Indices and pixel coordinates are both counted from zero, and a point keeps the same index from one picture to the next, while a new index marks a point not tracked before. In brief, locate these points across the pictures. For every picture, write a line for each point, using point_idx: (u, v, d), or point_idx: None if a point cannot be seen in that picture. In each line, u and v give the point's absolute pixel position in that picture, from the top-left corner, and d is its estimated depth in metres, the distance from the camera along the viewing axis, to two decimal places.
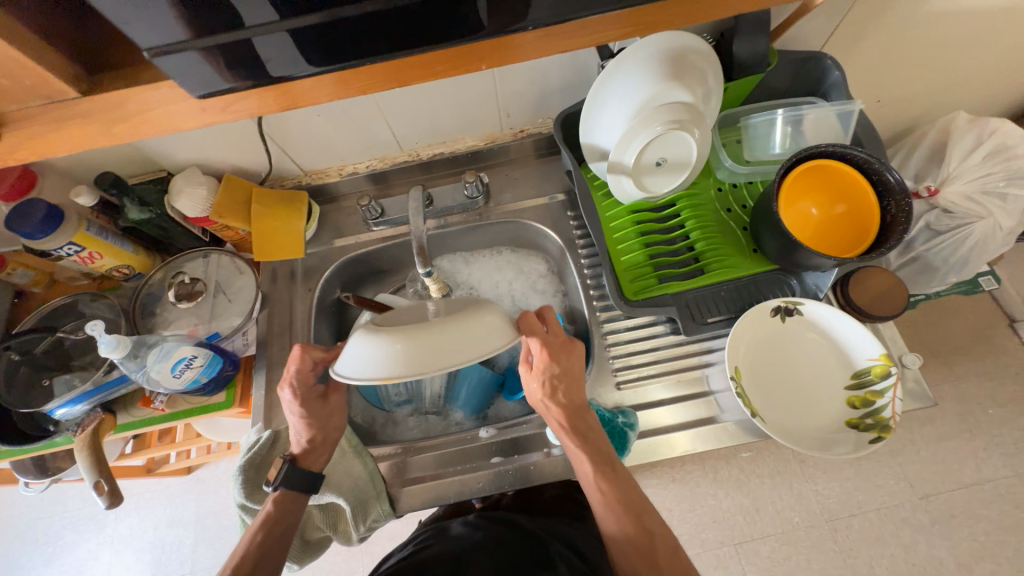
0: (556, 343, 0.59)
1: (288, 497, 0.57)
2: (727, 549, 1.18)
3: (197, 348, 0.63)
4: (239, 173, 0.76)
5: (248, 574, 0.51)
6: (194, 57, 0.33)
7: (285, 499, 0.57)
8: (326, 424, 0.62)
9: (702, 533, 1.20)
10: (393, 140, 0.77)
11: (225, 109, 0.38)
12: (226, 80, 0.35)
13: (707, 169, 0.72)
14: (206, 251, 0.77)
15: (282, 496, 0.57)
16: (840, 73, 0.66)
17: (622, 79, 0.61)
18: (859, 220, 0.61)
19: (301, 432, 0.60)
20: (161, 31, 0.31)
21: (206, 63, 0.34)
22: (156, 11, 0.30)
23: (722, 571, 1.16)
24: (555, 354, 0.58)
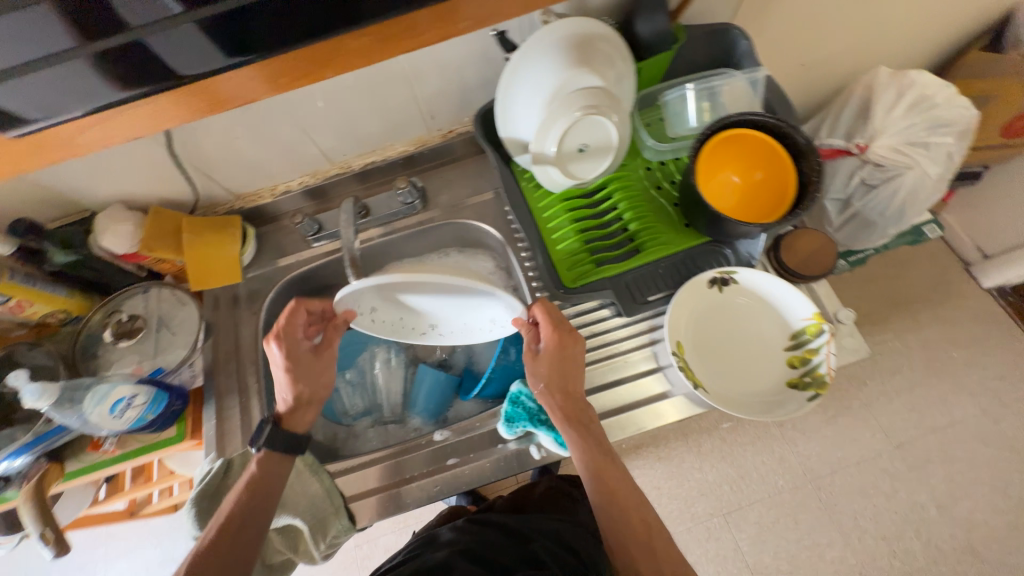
0: (562, 329, 0.60)
1: (272, 457, 0.58)
2: (718, 520, 1.18)
3: (135, 387, 0.62)
4: (166, 204, 0.75)
5: (238, 528, 0.53)
6: None
7: (269, 460, 0.58)
8: (315, 382, 0.63)
9: (691, 508, 1.20)
10: (321, 154, 0.77)
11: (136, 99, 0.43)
12: None
13: (634, 150, 0.73)
14: (145, 285, 0.75)
15: (265, 457, 0.58)
16: (748, 42, 0.66)
17: (532, 70, 0.61)
18: (778, 184, 0.62)
19: (286, 388, 0.61)
20: (52, 40, 0.38)
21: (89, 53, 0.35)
22: None
23: (715, 542, 1.17)
24: (563, 339, 0.60)
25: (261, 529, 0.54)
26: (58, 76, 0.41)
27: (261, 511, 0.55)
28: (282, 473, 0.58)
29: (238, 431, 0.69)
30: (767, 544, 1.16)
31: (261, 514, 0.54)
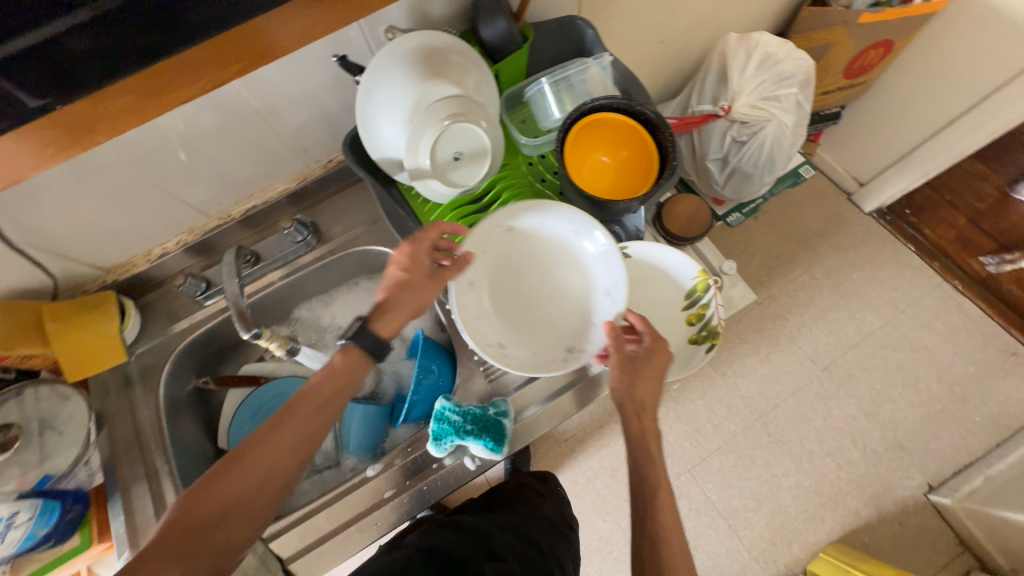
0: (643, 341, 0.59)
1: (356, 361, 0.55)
2: (684, 477, 1.22)
3: (14, 504, 0.56)
4: (20, 295, 0.67)
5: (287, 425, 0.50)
6: None
7: (350, 360, 0.55)
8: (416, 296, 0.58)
9: None
10: (192, 208, 0.72)
11: None
12: None
13: (512, 148, 0.75)
14: (18, 387, 0.67)
15: (348, 353, 0.55)
16: (592, 31, 0.70)
17: (387, 88, 0.61)
18: (643, 156, 0.66)
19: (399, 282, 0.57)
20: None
21: None
22: None
23: (686, 499, 1.21)
24: (645, 357, 0.58)
25: (297, 450, 0.51)
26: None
27: (302, 423, 0.51)
28: (358, 371, 0.55)
29: (154, 521, 0.64)
30: (732, 487, 1.22)
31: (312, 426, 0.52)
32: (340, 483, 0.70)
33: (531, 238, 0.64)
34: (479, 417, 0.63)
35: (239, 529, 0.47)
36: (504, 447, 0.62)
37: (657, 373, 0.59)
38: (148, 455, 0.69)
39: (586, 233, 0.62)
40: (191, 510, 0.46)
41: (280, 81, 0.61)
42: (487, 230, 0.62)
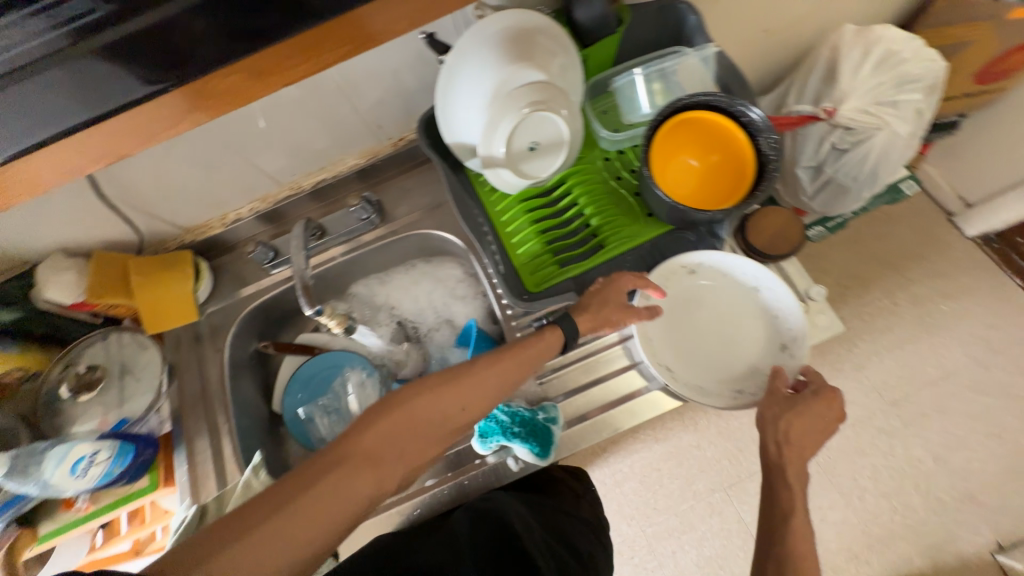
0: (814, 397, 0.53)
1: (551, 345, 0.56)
2: (719, 495, 1.14)
3: (97, 443, 0.60)
4: (112, 247, 0.72)
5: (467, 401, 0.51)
6: None
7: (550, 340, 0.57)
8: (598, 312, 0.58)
9: (692, 485, 1.16)
10: (267, 177, 0.73)
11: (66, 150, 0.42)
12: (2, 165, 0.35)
13: (590, 141, 0.70)
14: (103, 332, 0.73)
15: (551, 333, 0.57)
16: (696, 17, 0.63)
17: (470, 69, 0.58)
18: (736, 163, 0.59)
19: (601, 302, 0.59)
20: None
21: None
22: None
23: (718, 517, 1.14)
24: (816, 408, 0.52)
25: (469, 410, 0.51)
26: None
27: (478, 389, 0.52)
28: (554, 353, 0.57)
29: (212, 474, 0.68)
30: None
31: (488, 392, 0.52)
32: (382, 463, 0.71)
33: (708, 282, 0.63)
34: (528, 421, 0.60)
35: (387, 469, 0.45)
36: (549, 454, 0.60)
37: (820, 419, 0.52)
38: (210, 410, 0.72)
39: (769, 288, 0.60)
40: (357, 434, 0.46)
41: (364, 56, 0.59)
42: (669, 269, 0.62)
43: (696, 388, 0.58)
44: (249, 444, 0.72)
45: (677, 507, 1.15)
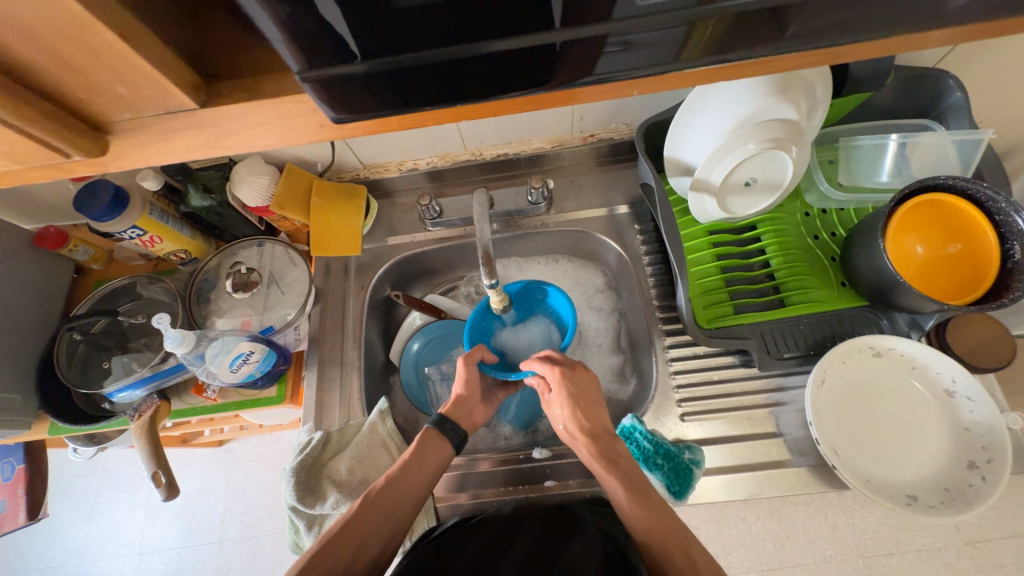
0: (586, 411, 0.59)
1: (436, 433, 0.60)
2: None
3: (254, 344, 0.62)
4: (298, 164, 0.75)
5: (401, 490, 0.55)
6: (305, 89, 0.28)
7: (430, 441, 0.59)
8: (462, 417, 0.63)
9: (728, 556, 0.91)
10: (458, 139, 0.74)
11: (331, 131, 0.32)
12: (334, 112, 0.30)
13: (795, 191, 0.68)
14: (260, 239, 0.75)
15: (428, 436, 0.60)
16: (963, 95, 0.59)
17: (714, 96, 0.57)
18: (974, 264, 0.55)
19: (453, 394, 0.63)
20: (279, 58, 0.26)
21: (317, 98, 0.29)
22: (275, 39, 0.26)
23: None
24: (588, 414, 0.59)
25: (395, 513, 0.54)
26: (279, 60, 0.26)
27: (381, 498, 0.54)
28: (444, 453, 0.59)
29: (337, 405, 0.70)
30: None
31: (428, 454, 0.58)
32: (492, 448, 0.71)
33: (891, 371, 0.59)
34: (672, 457, 0.59)
35: (390, 521, 0.53)
36: (686, 497, 0.58)
37: (586, 404, 0.60)
38: (343, 343, 0.75)
39: (968, 400, 0.55)
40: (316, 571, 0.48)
41: None
42: (856, 346, 0.58)
43: (863, 479, 0.54)
44: (371, 388, 0.73)
45: None
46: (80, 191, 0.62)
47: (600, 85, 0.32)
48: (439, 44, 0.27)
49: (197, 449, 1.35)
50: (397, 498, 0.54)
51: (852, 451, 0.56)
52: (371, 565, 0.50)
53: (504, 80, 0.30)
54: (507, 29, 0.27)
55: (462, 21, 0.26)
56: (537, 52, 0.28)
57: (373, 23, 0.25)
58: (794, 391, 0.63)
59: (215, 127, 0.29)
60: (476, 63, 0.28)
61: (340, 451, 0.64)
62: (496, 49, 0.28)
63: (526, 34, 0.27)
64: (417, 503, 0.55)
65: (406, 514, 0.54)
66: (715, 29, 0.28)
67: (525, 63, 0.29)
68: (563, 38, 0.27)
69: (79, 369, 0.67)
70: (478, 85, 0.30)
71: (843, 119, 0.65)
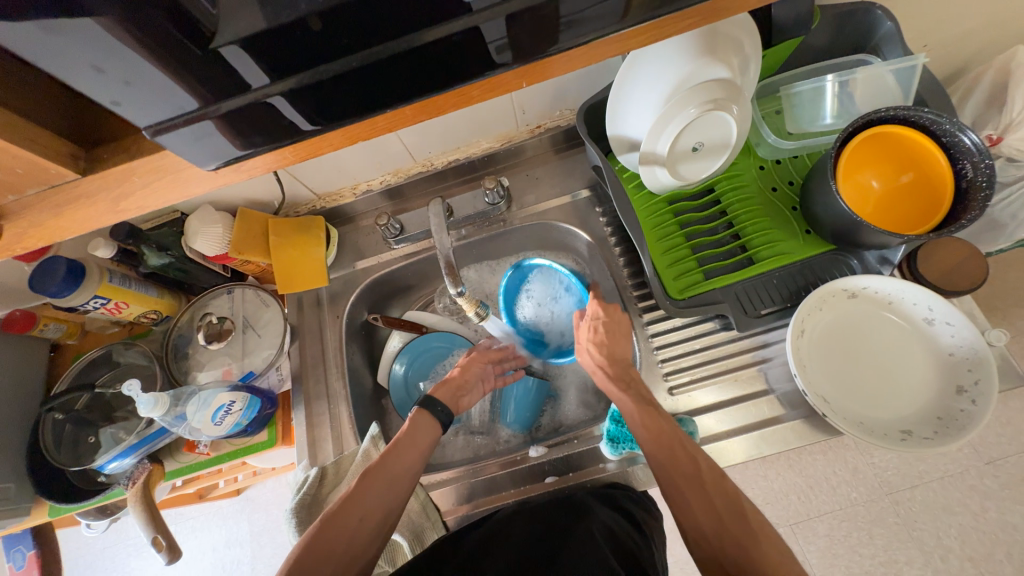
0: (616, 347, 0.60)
1: (427, 416, 0.60)
2: (784, 531, 0.86)
3: (234, 394, 0.62)
4: (252, 206, 0.74)
5: (388, 471, 0.54)
6: (198, 130, 0.28)
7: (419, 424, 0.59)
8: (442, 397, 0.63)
9: None
10: (405, 152, 0.73)
11: (238, 170, 0.32)
12: (239, 148, 0.30)
13: (746, 147, 0.68)
14: (229, 286, 0.74)
15: (417, 419, 0.60)
16: (893, 24, 0.58)
17: (645, 68, 0.57)
18: (930, 190, 0.55)
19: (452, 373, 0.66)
20: (161, 105, 0.27)
21: (216, 135, 0.29)
22: (151, 83, 0.25)
23: None
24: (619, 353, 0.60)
25: (392, 491, 0.53)
26: (149, 110, 0.26)
27: (375, 481, 0.53)
28: (431, 435, 0.59)
29: (329, 438, 0.70)
30: (837, 561, 0.85)
31: (422, 433, 0.58)
32: (492, 453, 0.71)
33: (867, 310, 0.59)
34: None
35: (387, 499, 0.53)
36: None
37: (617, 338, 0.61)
38: (326, 376, 0.75)
39: (947, 325, 0.55)
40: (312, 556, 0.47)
41: None
42: (829, 292, 0.58)
43: (855, 423, 0.54)
44: (362, 414, 0.73)
45: None
46: (33, 270, 0.62)
47: (493, 81, 0.31)
48: (339, 55, 0.27)
49: (215, 501, 1.34)
50: (397, 471, 0.54)
51: (842, 397, 0.56)
52: (370, 536, 0.50)
53: (399, 87, 0.29)
54: (402, 31, 0.27)
55: (343, 31, 0.27)
56: (440, 48, 0.28)
57: (256, 50, 0.26)
58: (777, 346, 0.63)
59: (114, 191, 0.31)
60: (377, 71, 0.28)
61: (337, 485, 0.63)
62: (396, 51, 0.27)
63: (420, 31, 0.27)
64: (411, 482, 0.55)
65: (400, 492, 0.54)
66: (602, 7, 0.27)
67: (433, 63, 0.29)
68: (455, 30, 0.27)
69: (68, 448, 0.66)
70: (384, 93, 0.29)
71: (781, 67, 0.65)
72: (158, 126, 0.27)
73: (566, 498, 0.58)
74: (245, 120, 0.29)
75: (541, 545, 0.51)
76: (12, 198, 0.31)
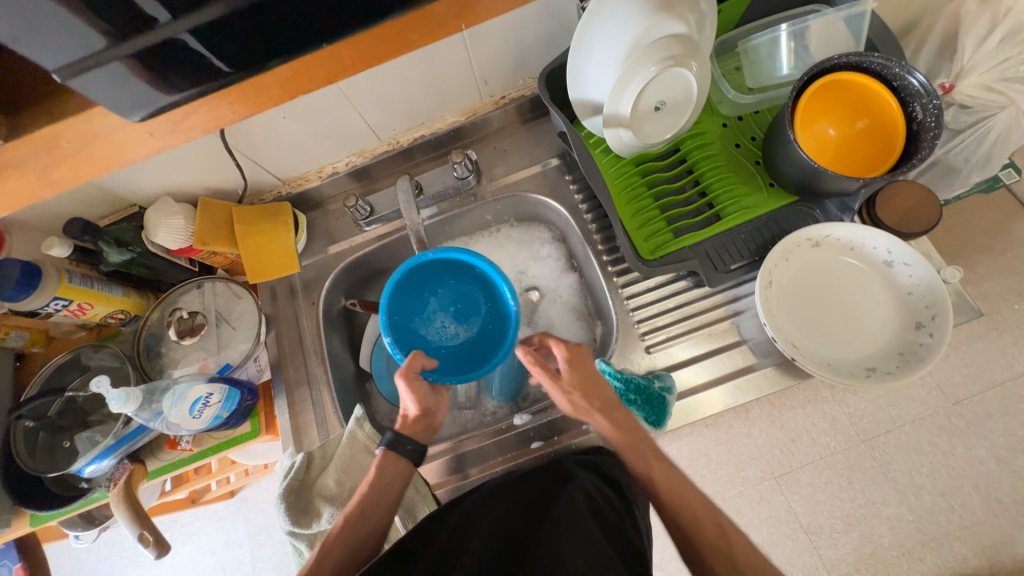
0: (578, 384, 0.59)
1: (394, 452, 0.57)
2: (768, 484, 0.89)
3: (210, 385, 0.61)
4: (214, 195, 0.72)
5: (357, 521, 0.53)
6: (117, 69, 0.31)
7: (388, 460, 0.57)
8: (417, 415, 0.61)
9: (741, 472, 0.90)
10: (369, 131, 0.72)
11: (177, 124, 0.36)
12: (164, 92, 0.34)
13: (709, 105, 0.68)
14: (198, 281, 0.72)
15: (386, 458, 0.57)
16: None
17: (600, 28, 0.57)
18: (883, 134, 0.56)
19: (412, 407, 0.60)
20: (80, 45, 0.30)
21: (133, 76, 0.32)
22: None
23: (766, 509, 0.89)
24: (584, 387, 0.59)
25: (362, 543, 0.52)
26: (67, 48, 0.29)
27: (343, 536, 0.51)
28: (401, 473, 0.57)
29: (314, 424, 0.70)
30: (820, 507, 0.88)
31: (390, 473, 0.56)
32: (480, 425, 0.72)
33: (831, 256, 0.60)
34: (643, 390, 0.61)
35: (358, 549, 0.51)
36: (663, 423, 0.60)
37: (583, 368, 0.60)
38: (307, 363, 0.74)
39: (905, 266, 0.57)
40: None
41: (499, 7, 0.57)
42: (795, 241, 0.59)
43: (823, 365, 0.57)
44: (346, 398, 0.73)
45: (722, 496, 0.90)
46: None
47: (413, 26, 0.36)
48: None
49: (209, 505, 1.33)
50: (366, 522, 0.53)
51: (811, 341, 0.58)
52: None
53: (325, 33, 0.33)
54: None
55: None
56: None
57: None
58: (748, 299, 0.65)
59: None
60: None
61: (324, 466, 0.64)
62: None
63: None
64: (383, 526, 0.54)
65: (371, 538, 0.52)
66: None
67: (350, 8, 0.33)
68: None
69: (44, 455, 0.64)
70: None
71: (740, 21, 0.66)
72: (73, 68, 0.30)
73: (552, 464, 0.58)
74: (158, 58, 0.33)
75: (517, 521, 0.51)
76: None
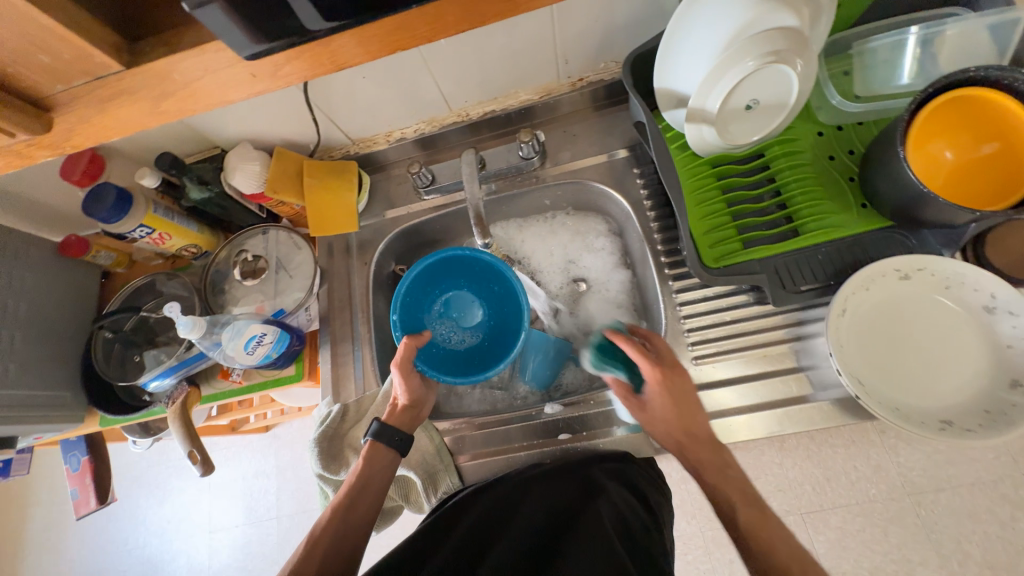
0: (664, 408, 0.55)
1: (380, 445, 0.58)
2: (794, 519, 0.84)
3: (265, 326, 0.65)
4: (288, 147, 0.75)
5: (346, 510, 0.54)
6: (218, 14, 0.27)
7: (375, 453, 0.58)
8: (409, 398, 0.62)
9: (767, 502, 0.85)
10: (441, 100, 0.71)
11: (275, 73, 0.33)
12: (258, 42, 0.30)
13: (806, 110, 0.63)
14: (264, 227, 0.76)
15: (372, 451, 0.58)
16: None
17: (700, 14, 0.53)
18: (1012, 163, 0.50)
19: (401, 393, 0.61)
20: None
21: (233, 24, 0.28)
22: None
23: None
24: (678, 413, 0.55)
25: (349, 535, 0.53)
26: None
27: (333, 527, 0.53)
28: (388, 465, 0.58)
29: (352, 378, 0.73)
30: (847, 553, 0.83)
31: (376, 467, 0.57)
32: (509, 407, 0.72)
33: (920, 292, 0.54)
34: None
35: (347, 541, 0.53)
36: None
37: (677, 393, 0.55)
38: (352, 319, 0.77)
39: (1010, 315, 0.50)
40: None
41: None
42: (880, 271, 0.54)
43: (891, 409, 0.52)
44: (384, 358, 0.75)
45: None
46: (86, 196, 0.64)
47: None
48: None
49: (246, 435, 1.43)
50: (356, 513, 0.55)
51: (880, 381, 0.53)
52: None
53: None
54: None
55: None
56: None
57: None
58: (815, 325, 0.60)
59: (154, 86, 0.32)
60: None
61: (357, 420, 0.66)
62: None
63: None
64: (370, 519, 0.55)
65: (360, 530, 0.54)
66: None
67: None
68: None
69: (118, 365, 0.71)
70: None
71: (860, 20, 0.60)
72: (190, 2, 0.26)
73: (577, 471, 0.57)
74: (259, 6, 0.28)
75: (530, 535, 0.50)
76: (66, 87, 0.33)
